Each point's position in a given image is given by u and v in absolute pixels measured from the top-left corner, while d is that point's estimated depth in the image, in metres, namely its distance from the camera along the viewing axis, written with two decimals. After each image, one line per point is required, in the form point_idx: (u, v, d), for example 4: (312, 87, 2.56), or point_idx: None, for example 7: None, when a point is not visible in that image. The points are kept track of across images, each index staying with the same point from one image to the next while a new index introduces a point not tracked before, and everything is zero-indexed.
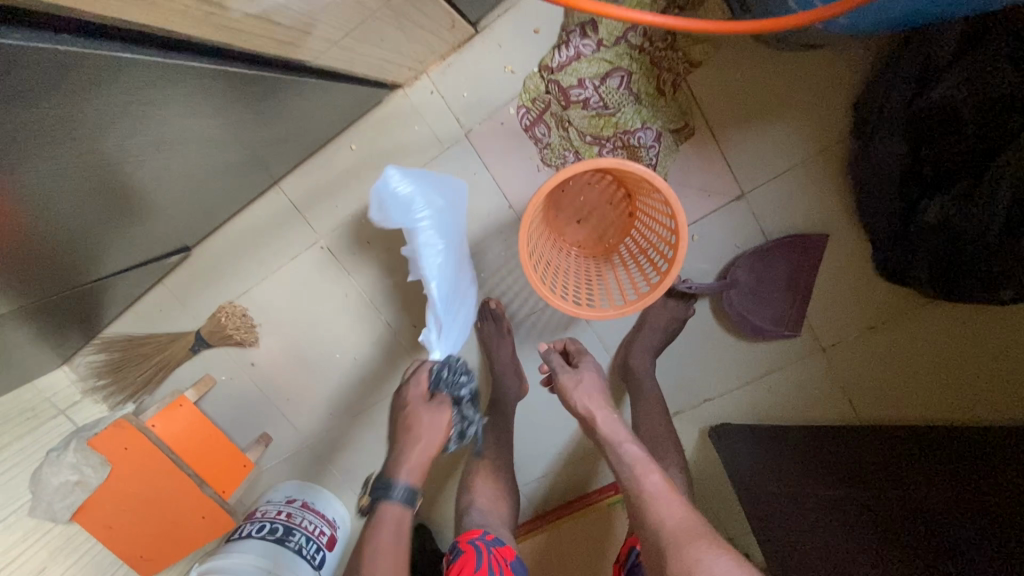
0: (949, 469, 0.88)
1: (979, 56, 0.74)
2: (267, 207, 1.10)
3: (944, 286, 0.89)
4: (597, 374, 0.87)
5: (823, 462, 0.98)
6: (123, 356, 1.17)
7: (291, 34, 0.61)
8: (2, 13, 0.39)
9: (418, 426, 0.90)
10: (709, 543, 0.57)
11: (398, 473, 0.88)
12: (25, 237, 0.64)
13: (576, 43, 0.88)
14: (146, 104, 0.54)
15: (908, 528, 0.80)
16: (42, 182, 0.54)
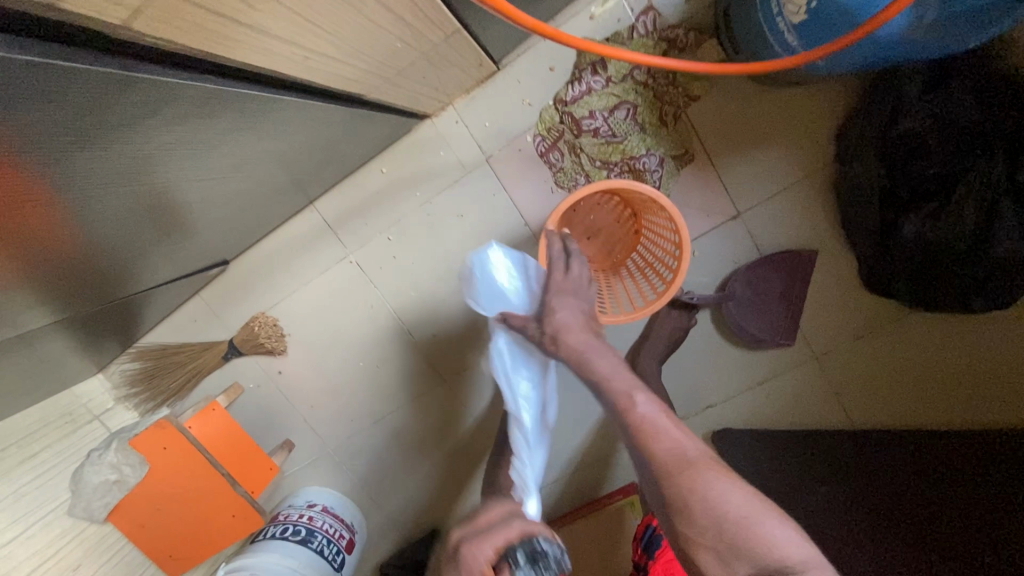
0: (932, 467, 0.98)
1: (942, 95, 0.86)
2: (302, 225, 1.19)
3: (921, 298, 0.98)
4: (568, 305, 0.79)
5: (819, 461, 1.07)
6: (159, 364, 1.24)
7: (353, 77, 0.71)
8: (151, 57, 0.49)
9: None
10: (703, 470, 0.60)
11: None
12: (104, 242, 0.72)
13: (587, 80, 1.03)
14: (230, 131, 0.64)
15: (910, 527, 0.90)
16: (136, 192, 0.62)
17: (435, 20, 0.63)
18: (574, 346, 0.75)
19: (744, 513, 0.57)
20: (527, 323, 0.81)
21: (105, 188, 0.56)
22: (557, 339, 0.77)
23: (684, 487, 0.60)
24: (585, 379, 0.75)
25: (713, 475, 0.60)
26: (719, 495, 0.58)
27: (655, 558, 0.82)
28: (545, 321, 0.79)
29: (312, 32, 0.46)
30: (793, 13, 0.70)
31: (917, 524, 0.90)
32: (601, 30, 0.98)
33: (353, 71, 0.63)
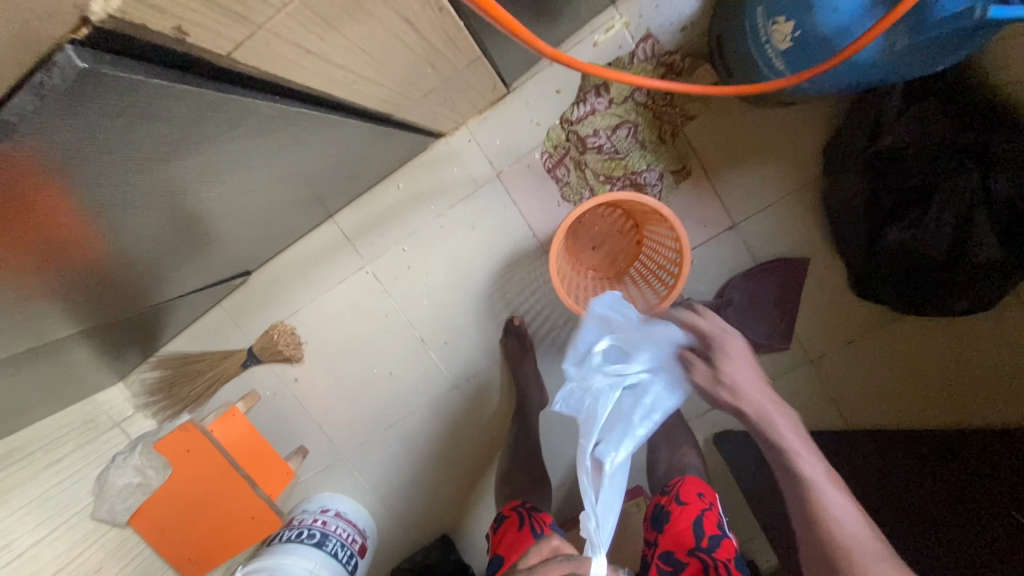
0: (924, 460, 1.04)
1: (918, 113, 0.93)
2: (321, 237, 1.25)
3: (907, 301, 1.04)
4: (740, 354, 0.84)
5: None
6: (178, 372, 1.28)
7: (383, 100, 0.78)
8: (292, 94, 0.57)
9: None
10: (883, 561, 0.62)
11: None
12: (145, 246, 0.77)
13: (591, 101, 1.11)
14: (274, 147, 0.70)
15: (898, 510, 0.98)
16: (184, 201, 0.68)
17: (462, 48, 0.70)
18: (752, 402, 0.78)
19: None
20: (695, 362, 0.84)
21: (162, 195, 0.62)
22: (737, 391, 0.80)
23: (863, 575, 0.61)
24: (761, 439, 0.77)
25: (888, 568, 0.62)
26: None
27: (664, 532, 0.86)
28: (720, 370, 0.82)
29: (364, 58, 0.53)
30: (778, 41, 0.77)
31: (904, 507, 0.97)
32: (604, 55, 1.06)
33: (388, 93, 0.69)
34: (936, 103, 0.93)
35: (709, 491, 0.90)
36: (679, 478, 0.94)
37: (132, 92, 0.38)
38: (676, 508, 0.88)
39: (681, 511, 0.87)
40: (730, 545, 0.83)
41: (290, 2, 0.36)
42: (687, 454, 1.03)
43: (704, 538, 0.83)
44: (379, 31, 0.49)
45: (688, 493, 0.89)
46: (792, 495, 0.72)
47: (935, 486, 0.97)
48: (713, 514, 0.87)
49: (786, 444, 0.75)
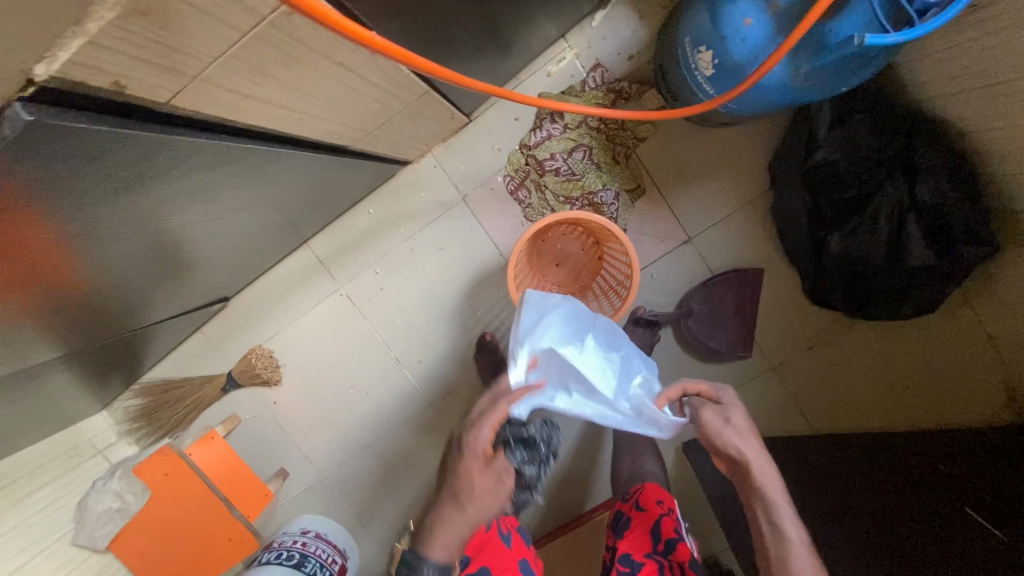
0: (889, 467, 1.04)
1: (847, 129, 0.99)
2: (297, 262, 1.30)
3: (857, 306, 1.07)
4: (743, 415, 0.76)
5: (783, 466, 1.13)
6: (160, 400, 1.31)
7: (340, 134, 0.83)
8: (242, 131, 0.64)
9: (476, 488, 0.76)
10: None
11: (432, 545, 0.78)
12: (115, 275, 0.81)
13: (547, 127, 1.17)
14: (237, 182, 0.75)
15: (874, 526, 0.94)
16: (149, 235, 0.72)
17: (407, 86, 0.76)
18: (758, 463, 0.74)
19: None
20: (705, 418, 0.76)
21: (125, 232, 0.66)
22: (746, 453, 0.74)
23: None
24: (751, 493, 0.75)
25: None
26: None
27: (622, 537, 0.89)
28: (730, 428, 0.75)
29: (306, 99, 0.59)
30: (704, 68, 0.84)
31: (876, 521, 0.95)
32: (558, 84, 1.13)
33: (338, 128, 0.75)
34: (864, 118, 0.99)
35: (669, 498, 0.90)
36: (641, 484, 0.94)
37: (81, 136, 0.43)
38: (635, 515, 0.90)
39: (640, 518, 0.89)
40: (686, 550, 0.83)
41: (219, 56, 0.42)
42: (648, 467, 1.07)
43: (660, 542, 0.86)
44: (317, 77, 0.55)
45: (649, 500, 0.90)
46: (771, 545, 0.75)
47: (897, 492, 0.97)
48: (672, 519, 0.87)
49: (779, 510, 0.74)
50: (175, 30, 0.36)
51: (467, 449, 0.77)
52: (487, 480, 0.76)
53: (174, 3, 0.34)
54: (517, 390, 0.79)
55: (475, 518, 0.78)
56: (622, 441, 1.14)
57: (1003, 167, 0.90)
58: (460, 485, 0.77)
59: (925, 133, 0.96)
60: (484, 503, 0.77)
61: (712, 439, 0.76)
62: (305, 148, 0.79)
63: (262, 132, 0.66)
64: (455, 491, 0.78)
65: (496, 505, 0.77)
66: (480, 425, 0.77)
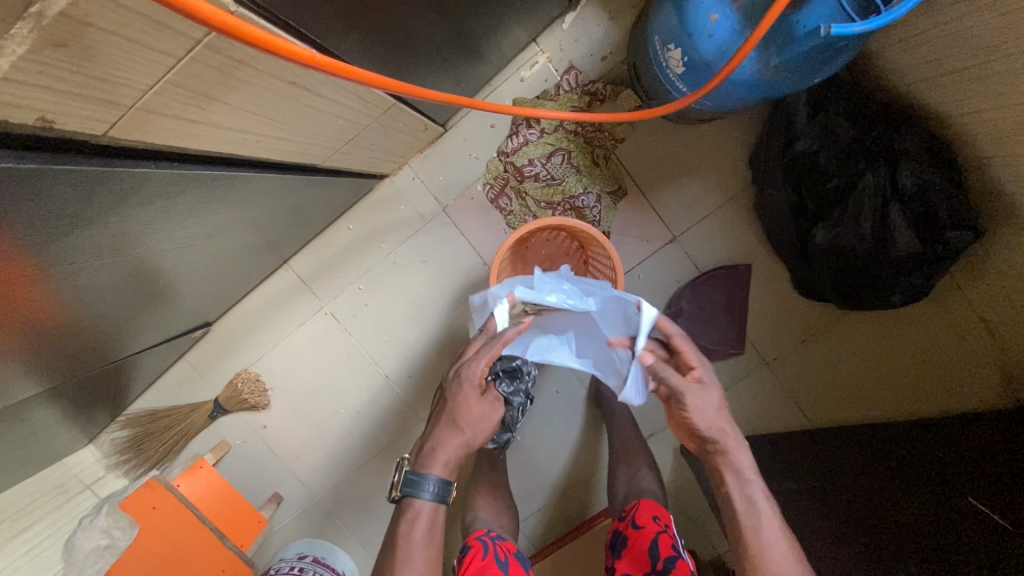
0: (887, 457, 1.03)
1: (826, 119, 0.98)
2: (278, 283, 1.28)
3: (846, 297, 1.06)
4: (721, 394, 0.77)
5: (784, 462, 1.11)
6: (146, 431, 1.29)
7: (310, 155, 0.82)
8: (197, 157, 0.62)
9: (475, 414, 0.80)
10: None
11: (431, 465, 0.80)
12: (83, 312, 0.79)
13: (523, 133, 1.16)
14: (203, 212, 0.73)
15: (868, 517, 0.93)
16: (111, 269, 0.70)
17: (373, 101, 0.74)
18: (726, 430, 0.74)
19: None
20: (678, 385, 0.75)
21: (85, 268, 0.64)
22: (716, 417, 0.74)
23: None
24: (716, 455, 0.75)
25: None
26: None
27: (622, 557, 0.88)
28: (703, 391, 0.75)
29: (262, 119, 0.57)
30: (675, 65, 0.84)
31: (868, 511, 0.94)
32: (532, 88, 1.12)
33: (302, 146, 0.73)
34: (841, 107, 0.98)
35: (664, 515, 0.90)
36: (636, 500, 0.95)
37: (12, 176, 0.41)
38: (632, 533, 0.89)
39: (638, 535, 0.87)
40: (685, 566, 0.80)
41: (155, 83, 0.40)
42: (643, 476, 1.05)
43: (659, 561, 0.82)
44: (269, 96, 0.54)
45: (644, 516, 0.90)
46: (738, 506, 0.74)
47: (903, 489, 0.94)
48: (669, 536, 0.85)
49: (745, 473, 0.75)
50: (101, 61, 0.35)
51: (465, 379, 0.80)
52: (484, 408, 0.81)
53: (92, 32, 0.33)
54: (508, 331, 0.80)
55: (471, 440, 0.81)
56: (617, 449, 1.12)
57: (981, 150, 0.90)
58: (459, 412, 0.80)
59: (902, 121, 0.96)
60: (481, 427, 0.81)
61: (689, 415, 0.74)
62: (271, 172, 0.77)
63: (220, 157, 0.64)
64: (453, 417, 0.80)
65: (490, 430, 0.82)
66: (478, 358, 0.80)
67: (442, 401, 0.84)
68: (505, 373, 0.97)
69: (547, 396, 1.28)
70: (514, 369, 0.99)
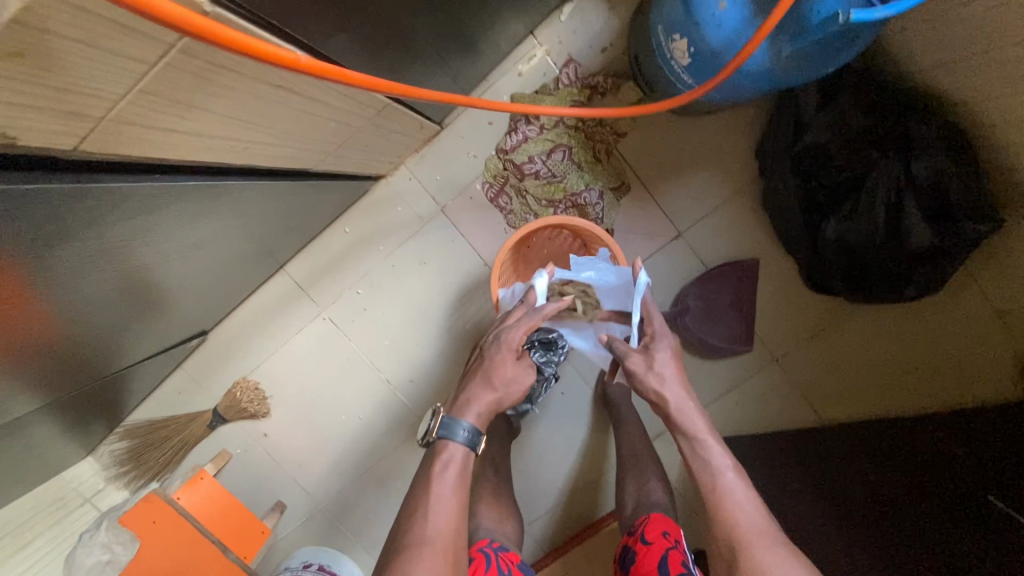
0: (898, 453, 1.01)
1: (836, 109, 0.95)
2: (274, 289, 1.25)
3: (858, 292, 1.04)
4: (672, 357, 0.83)
5: (791, 457, 1.09)
6: (145, 441, 1.26)
7: (302, 160, 0.78)
8: (177, 166, 0.59)
9: (510, 374, 0.85)
10: (768, 546, 0.68)
11: (465, 412, 0.82)
12: (70, 328, 0.75)
13: (522, 129, 1.13)
14: (191, 224, 0.69)
15: (875, 511, 0.92)
16: (97, 284, 0.67)
17: (364, 102, 0.71)
18: (674, 395, 0.79)
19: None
20: (629, 353, 0.84)
21: (65, 287, 0.60)
22: (661, 381, 0.80)
23: (740, 546, 0.69)
24: (673, 423, 0.79)
25: (765, 549, 0.68)
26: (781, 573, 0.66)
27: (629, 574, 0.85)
28: (648, 360, 0.82)
29: (248, 126, 0.54)
30: (680, 57, 0.80)
31: (877, 506, 0.93)
32: (530, 83, 1.09)
33: (292, 152, 0.70)
34: (852, 96, 0.95)
35: (675, 530, 0.87)
36: (646, 515, 0.93)
37: None
38: (641, 548, 0.86)
39: (647, 551, 0.85)
40: None
41: (127, 91, 0.37)
42: (652, 479, 1.03)
43: None
44: (255, 102, 0.51)
45: (654, 532, 0.88)
46: (696, 468, 0.76)
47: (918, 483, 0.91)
48: (679, 552, 0.83)
49: (698, 437, 0.77)
50: (62, 69, 0.32)
51: (504, 341, 0.86)
52: (518, 370, 0.86)
53: (51, 39, 0.30)
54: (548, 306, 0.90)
55: (502, 400, 0.85)
56: (625, 451, 1.10)
57: (999, 138, 0.87)
58: (494, 369, 0.85)
59: (916, 109, 0.93)
60: (513, 390, 0.85)
61: (639, 383, 0.82)
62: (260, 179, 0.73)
63: (203, 166, 0.61)
64: (489, 373, 0.85)
65: (521, 394, 0.86)
66: (518, 325, 0.88)
67: (477, 364, 0.89)
68: (540, 344, 1.01)
69: (552, 398, 1.26)
70: (549, 341, 1.01)
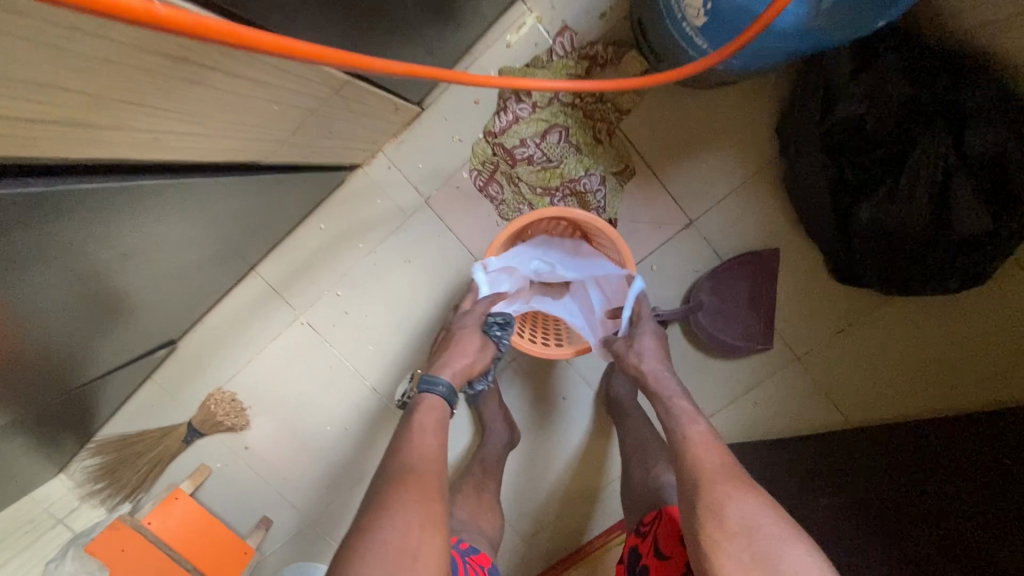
0: (921, 458, 0.92)
1: (871, 76, 0.83)
2: (247, 292, 1.15)
3: (893, 284, 0.92)
4: (654, 339, 0.86)
5: (800, 466, 0.99)
6: (117, 458, 1.17)
7: (253, 152, 0.67)
8: (78, 165, 0.48)
9: (478, 342, 0.87)
10: (738, 485, 0.62)
11: (443, 370, 0.83)
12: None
13: (513, 108, 1.01)
14: (119, 234, 0.58)
15: (900, 517, 0.82)
16: (10, 308, 0.56)
17: (314, 78, 0.59)
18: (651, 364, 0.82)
19: (763, 524, 0.58)
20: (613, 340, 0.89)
21: None
22: (640, 354, 0.83)
23: (707, 488, 0.62)
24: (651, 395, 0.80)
25: (731, 486, 0.62)
26: (740, 502, 0.60)
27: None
28: (629, 338, 0.86)
29: (149, 109, 0.43)
30: (694, 17, 0.68)
31: (907, 512, 0.82)
32: (520, 56, 0.96)
33: (232, 141, 0.59)
34: (892, 60, 0.83)
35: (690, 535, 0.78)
36: (658, 512, 0.85)
37: None
38: (654, 561, 0.78)
39: (662, 565, 0.77)
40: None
41: None
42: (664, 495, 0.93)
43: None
44: (145, 78, 0.40)
45: (668, 540, 0.79)
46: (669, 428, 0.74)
47: (945, 484, 0.83)
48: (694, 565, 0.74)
49: (670, 398, 0.77)
50: None
51: (471, 311, 0.90)
52: (486, 339, 0.89)
53: None
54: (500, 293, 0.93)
55: (473, 366, 0.86)
56: (630, 440, 1.02)
57: None
58: (465, 336, 0.87)
59: (966, 75, 0.81)
60: (482, 357, 0.88)
61: (621, 363, 0.86)
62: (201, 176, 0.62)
63: (117, 163, 0.49)
64: (461, 339, 0.87)
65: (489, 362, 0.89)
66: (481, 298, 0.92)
67: (444, 339, 0.90)
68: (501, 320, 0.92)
69: (554, 406, 1.15)
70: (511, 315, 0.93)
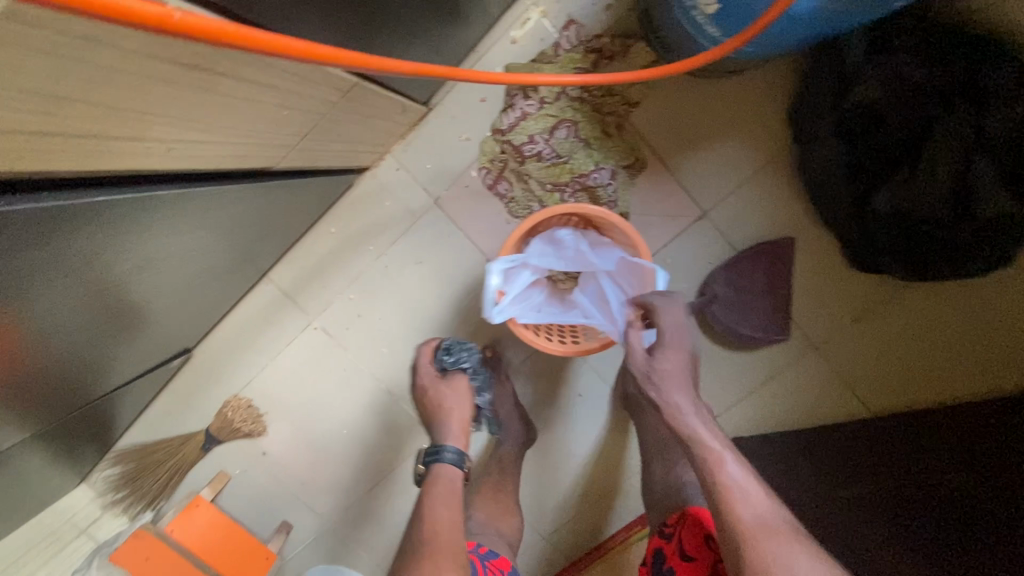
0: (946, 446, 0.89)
1: (886, 60, 0.82)
2: (259, 299, 1.15)
3: (914, 271, 0.90)
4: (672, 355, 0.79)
5: (817, 455, 0.97)
6: (137, 468, 1.17)
7: (264, 158, 0.66)
8: (91, 177, 0.47)
9: (448, 393, 0.94)
10: (787, 543, 0.61)
11: (444, 437, 0.90)
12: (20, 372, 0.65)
13: (520, 105, 1.01)
14: (134, 245, 0.58)
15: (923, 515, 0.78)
16: (28, 323, 0.56)
17: (322, 81, 0.59)
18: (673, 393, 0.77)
19: None
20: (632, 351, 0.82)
21: None
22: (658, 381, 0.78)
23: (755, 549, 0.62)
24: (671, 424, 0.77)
25: (775, 544, 0.61)
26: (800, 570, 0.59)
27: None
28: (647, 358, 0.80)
29: (161, 118, 0.43)
30: (705, 4, 0.67)
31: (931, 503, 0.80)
32: (526, 52, 0.95)
33: (243, 146, 0.58)
34: (907, 43, 0.82)
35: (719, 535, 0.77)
36: (681, 513, 0.84)
37: None
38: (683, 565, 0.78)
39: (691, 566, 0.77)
40: None
41: None
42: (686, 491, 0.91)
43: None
44: (157, 85, 0.39)
45: (694, 542, 0.78)
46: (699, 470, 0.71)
47: (974, 473, 0.81)
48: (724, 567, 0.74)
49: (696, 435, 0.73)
50: None
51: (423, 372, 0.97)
52: (455, 383, 0.95)
53: None
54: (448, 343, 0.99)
55: (460, 412, 0.93)
56: (649, 436, 1.01)
57: None
58: (435, 396, 0.94)
59: (987, 53, 0.80)
60: (461, 398, 0.94)
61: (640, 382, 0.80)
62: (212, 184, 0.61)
63: (131, 173, 0.49)
64: (437, 401, 0.94)
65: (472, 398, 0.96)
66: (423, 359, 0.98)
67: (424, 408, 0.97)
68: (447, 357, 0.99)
69: (570, 403, 1.14)
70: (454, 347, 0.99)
